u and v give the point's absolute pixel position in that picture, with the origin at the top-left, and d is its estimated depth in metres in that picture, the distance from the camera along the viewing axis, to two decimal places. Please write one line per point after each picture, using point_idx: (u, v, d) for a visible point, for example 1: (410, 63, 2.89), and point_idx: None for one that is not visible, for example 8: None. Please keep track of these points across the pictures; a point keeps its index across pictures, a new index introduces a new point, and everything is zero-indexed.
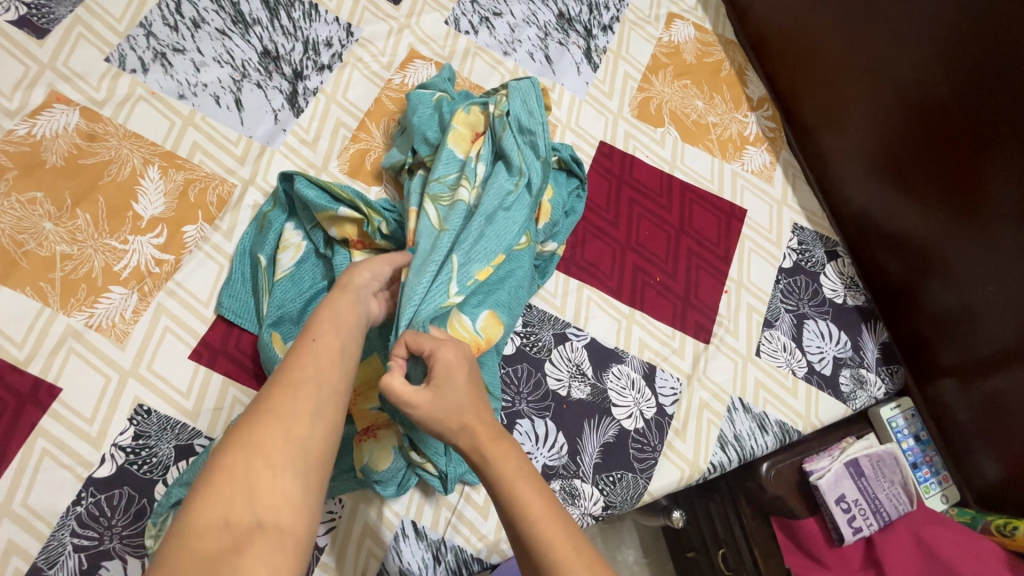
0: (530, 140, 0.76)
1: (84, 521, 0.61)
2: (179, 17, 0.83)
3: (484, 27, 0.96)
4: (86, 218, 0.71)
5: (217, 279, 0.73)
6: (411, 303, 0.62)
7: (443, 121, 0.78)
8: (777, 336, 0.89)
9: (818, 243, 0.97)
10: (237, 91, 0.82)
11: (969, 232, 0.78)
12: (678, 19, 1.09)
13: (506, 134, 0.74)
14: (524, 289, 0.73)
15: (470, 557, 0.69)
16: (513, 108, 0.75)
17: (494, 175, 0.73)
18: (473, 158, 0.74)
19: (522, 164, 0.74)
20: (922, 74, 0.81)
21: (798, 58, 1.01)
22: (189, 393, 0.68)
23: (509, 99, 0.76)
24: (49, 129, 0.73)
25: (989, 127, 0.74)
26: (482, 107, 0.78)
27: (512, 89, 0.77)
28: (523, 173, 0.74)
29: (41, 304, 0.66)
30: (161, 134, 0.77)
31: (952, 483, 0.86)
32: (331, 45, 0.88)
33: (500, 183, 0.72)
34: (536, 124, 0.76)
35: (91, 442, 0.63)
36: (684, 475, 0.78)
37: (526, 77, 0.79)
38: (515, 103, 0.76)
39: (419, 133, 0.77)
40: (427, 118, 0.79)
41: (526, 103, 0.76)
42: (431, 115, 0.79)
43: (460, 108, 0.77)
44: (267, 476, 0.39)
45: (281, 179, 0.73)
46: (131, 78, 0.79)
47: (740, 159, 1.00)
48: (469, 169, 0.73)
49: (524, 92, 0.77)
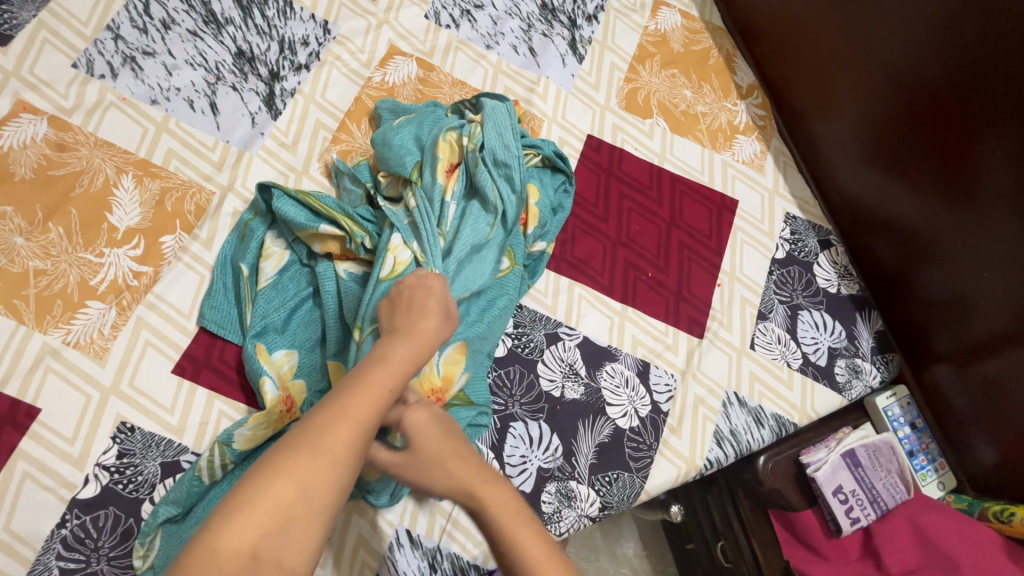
0: (507, 168, 0.75)
1: (70, 544, 0.59)
2: (148, 18, 0.80)
3: (465, 20, 0.94)
4: (59, 232, 0.69)
5: (198, 289, 0.71)
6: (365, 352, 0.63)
7: (418, 143, 0.76)
8: (770, 328, 0.88)
9: (811, 232, 0.96)
10: (211, 94, 0.80)
11: (963, 218, 0.77)
12: (664, 6, 1.07)
13: (481, 167, 0.74)
14: (515, 300, 0.75)
15: (467, 563, 0.68)
16: (488, 143, 0.74)
17: (470, 214, 0.73)
18: (448, 196, 0.73)
19: (497, 200, 0.73)
20: (918, 54, 0.79)
21: (786, 43, 0.99)
22: (173, 409, 0.66)
23: (484, 131, 0.75)
24: (16, 140, 0.71)
25: (984, 112, 0.72)
26: (457, 133, 0.76)
27: (488, 118, 0.76)
28: (500, 210, 0.73)
29: (15, 322, 0.64)
30: (134, 142, 0.75)
31: (949, 470, 0.85)
32: (308, 44, 0.86)
33: (475, 220, 0.72)
34: (511, 158, 0.75)
35: (73, 463, 0.62)
36: (680, 472, 0.77)
37: (502, 102, 0.78)
38: (491, 135, 0.75)
39: (394, 156, 0.74)
40: (402, 139, 0.76)
41: (502, 130, 0.75)
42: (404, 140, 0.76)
43: (435, 134, 0.75)
44: (231, 502, 0.37)
45: (259, 190, 0.72)
46: (100, 84, 0.76)
47: (731, 149, 0.99)
48: (444, 208, 0.72)
49: (499, 121, 0.76)
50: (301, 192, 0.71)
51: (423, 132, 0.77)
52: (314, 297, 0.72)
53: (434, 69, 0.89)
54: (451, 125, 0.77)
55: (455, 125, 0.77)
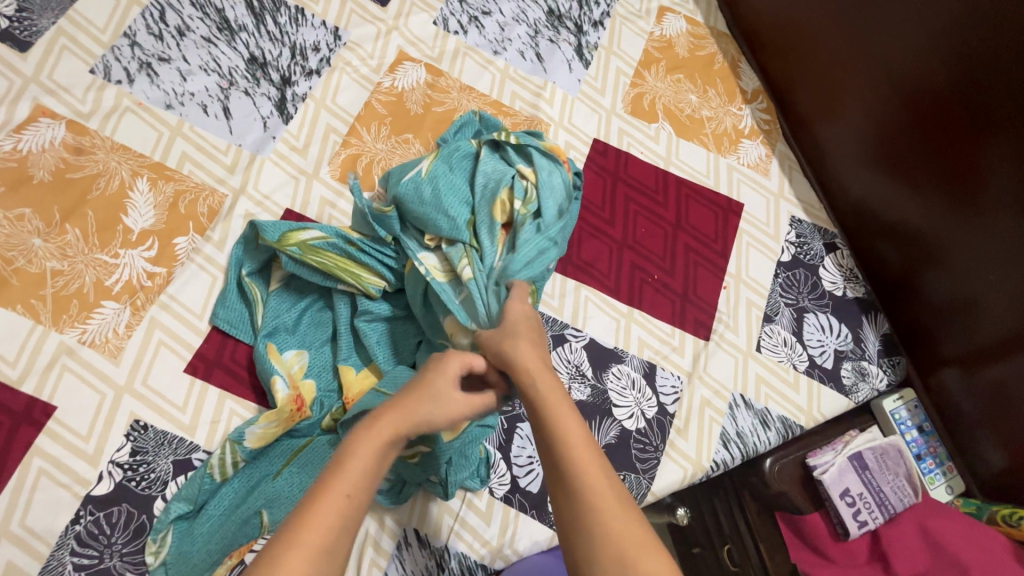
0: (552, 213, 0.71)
1: (83, 540, 0.60)
2: (163, 25, 0.82)
3: (473, 26, 0.95)
4: (76, 233, 0.70)
5: (211, 290, 0.73)
6: (385, 362, 0.69)
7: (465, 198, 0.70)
8: (777, 331, 0.88)
9: (816, 235, 0.96)
10: (224, 99, 0.81)
11: (967, 222, 0.77)
12: (670, 12, 1.08)
13: (525, 217, 0.70)
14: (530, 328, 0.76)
15: (474, 563, 0.68)
16: (545, 213, 0.71)
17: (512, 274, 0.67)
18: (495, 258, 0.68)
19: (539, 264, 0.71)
20: (922, 59, 0.79)
21: (790, 49, 1.00)
22: (186, 407, 0.67)
23: (542, 197, 0.71)
24: (35, 144, 0.72)
25: (988, 116, 0.73)
26: (509, 191, 0.71)
27: (546, 183, 0.72)
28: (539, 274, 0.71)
29: (33, 321, 0.65)
30: (149, 146, 0.76)
31: (957, 473, 0.85)
32: (319, 50, 0.87)
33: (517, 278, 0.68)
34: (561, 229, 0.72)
35: (88, 460, 0.63)
36: (686, 474, 0.77)
37: (557, 164, 0.75)
38: (548, 204, 0.71)
39: (441, 210, 0.68)
40: (446, 185, 0.70)
41: (545, 177, 0.73)
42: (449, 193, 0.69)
43: (489, 193, 0.70)
44: None
45: (248, 227, 0.71)
46: (116, 89, 0.78)
47: (736, 153, 0.99)
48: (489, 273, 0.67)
49: (556, 189, 0.73)
50: (303, 246, 0.68)
51: (459, 177, 0.72)
52: (321, 299, 0.73)
53: (442, 75, 0.91)
54: (492, 169, 0.72)
55: (495, 168, 0.72)
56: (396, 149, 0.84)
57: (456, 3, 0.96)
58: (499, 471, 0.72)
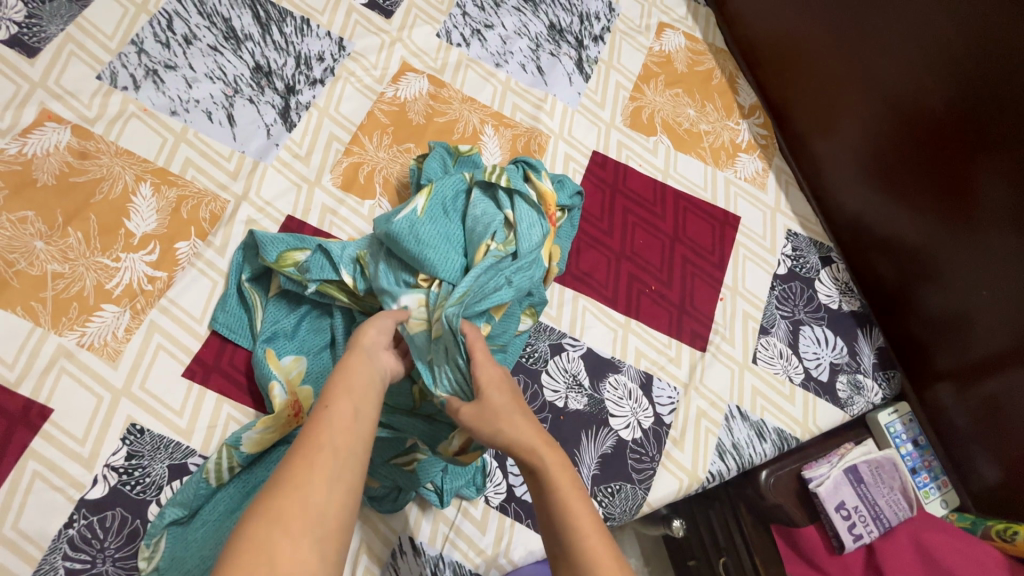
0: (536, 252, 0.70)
1: (76, 544, 0.60)
2: (171, 34, 0.83)
3: (476, 39, 0.97)
4: (78, 236, 0.71)
5: (210, 295, 0.73)
6: None
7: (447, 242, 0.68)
8: (773, 343, 0.89)
9: (812, 249, 0.97)
10: (229, 106, 0.82)
11: (961, 237, 0.78)
12: (669, 28, 1.10)
13: (508, 256, 0.68)
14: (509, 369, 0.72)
15: (468, 572, 0.68)
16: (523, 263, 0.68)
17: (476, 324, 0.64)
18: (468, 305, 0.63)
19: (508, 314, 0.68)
20: (916, 78, 0.81)
21: (787, 66, 1.02)
22: (182, 411, 0.67)
23: (522, 245, 0.69)
24: (40, 147, 0.73)
25: (980, 133, 0.74)
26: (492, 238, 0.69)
27: (527, 231, 0.70)
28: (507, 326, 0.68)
29: (32, 323, 0.66)
30: (153, 151, 0.77)
31: (951, 488, 0.85)
32: (323, 60, 0.89)
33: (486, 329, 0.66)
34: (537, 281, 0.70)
35: (83, 463, 0.63)
36: (682, 485, 0.77)
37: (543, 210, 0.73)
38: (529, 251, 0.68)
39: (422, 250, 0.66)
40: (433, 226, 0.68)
41: (530, 217, 0.71)
42: (433, 235, 0.68)
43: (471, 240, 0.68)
44: None
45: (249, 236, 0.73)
46: (122, 95, 0.79)
47: (733, 167, 1.01)
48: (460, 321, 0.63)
49: (539, 236, 0.70)
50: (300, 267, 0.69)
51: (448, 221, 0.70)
52: (315, 308, 0.73)
53: (445, 86, 0.92)
54: (480, 211, 0.71)
55: (483, 209, 0.71)
56: (398, 157, 0.86)
57: (459, 16, 0.98)
58: (496, 480, 0.72)
